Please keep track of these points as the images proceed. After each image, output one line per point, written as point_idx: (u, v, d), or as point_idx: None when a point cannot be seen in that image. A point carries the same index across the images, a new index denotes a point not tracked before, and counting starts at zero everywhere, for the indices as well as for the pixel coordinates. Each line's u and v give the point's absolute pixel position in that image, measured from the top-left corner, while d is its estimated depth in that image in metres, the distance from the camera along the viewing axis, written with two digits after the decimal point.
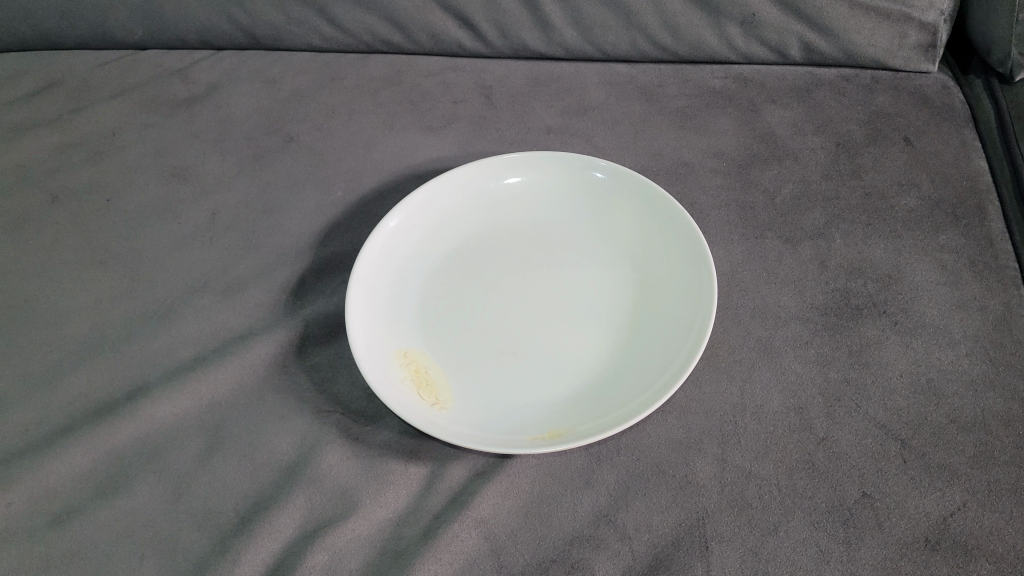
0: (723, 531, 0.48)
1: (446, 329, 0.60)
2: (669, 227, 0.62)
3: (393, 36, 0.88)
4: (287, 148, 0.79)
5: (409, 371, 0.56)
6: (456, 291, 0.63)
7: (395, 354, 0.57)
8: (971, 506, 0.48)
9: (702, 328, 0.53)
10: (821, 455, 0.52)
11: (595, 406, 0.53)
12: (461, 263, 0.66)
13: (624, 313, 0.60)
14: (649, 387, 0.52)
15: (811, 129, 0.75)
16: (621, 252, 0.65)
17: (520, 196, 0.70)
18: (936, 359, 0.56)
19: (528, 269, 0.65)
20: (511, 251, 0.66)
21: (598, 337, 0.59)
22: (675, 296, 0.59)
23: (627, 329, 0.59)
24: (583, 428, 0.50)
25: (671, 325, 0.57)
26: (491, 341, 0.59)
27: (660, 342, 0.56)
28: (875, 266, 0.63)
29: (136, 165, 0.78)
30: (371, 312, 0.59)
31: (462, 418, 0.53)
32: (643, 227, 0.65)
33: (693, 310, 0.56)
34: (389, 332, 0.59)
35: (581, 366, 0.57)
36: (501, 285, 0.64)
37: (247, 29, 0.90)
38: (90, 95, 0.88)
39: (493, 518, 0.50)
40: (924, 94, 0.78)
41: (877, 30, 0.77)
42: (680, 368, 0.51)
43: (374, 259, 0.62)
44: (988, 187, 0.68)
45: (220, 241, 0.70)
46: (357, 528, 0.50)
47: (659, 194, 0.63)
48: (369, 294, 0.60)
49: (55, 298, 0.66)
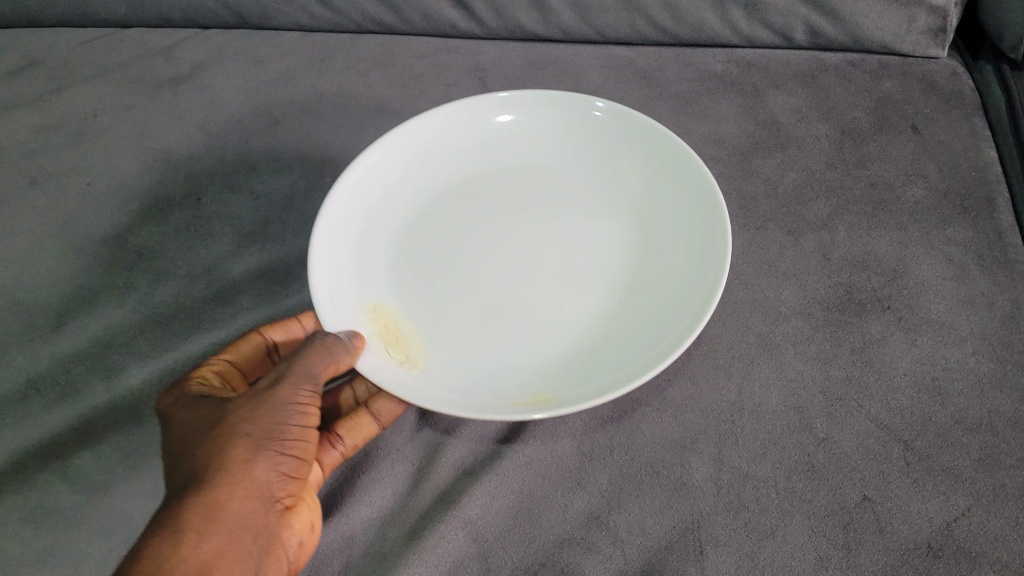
0: (719, 534, 0.47)
1: (427, 281, 0.59)
2: (676, 164, 0.60)
3: (385, 16, 0.85)
4: (275, 131, 0.77)
5: (379, 326, 0.55)
6: (439, 238, 0.62)
7: (366, 305, 0.56)
8: (976, 511, 0.47)
9: (715, 278, 0.50)
10: (821, 456, 0.50)
11: (585, 364, 0.52)
12: (447, 209, 0.64)
13: (620, 265, 0.59)
14: (643, 349, 0.50)
15: (815, 115, 0.73)
16: (619, 202, 0.63)
17: (513, 138, 0.68)
18: (941, 356, 0.54)
19: (518, 216, 0.63)
20: (501, 198, 0.65)
21: (589, 289, 0.57)
22: (678, 245, 0.57)
23: (622, 283, 0.57)
24: (572, 389, 0.48)
25: (673, 278, 0.55)
26: (477, 293, 0.58)
27: (659, 298, 0.54)
28: (881, 259, 0.61)
29: (119, 148, 0.76)
30: (344, 259, 0.57)
31: (432, 377, 0.51)
32: (646, 174, 0.63)
33: (693, 267, 0.53)
34: (361, 281, 0.57)
35: (571, 320, 0.55)
36: (489, 231, 0.62)
37: (235, 7, 0.87)
38: (72, 73, 0.84)
39: (480, 520, 0.49)
40: (933, 79, 0.75)
41: (884, 15, 0.75)
42: (681, 326, 0.48)
43: (348, 199, 0.60)
44: (997, 178, 0.65)
45: (204, 227, 0.68)
46: (340, 529, 0.50)
47: (662, 131, 0.61)
48: (342, 240, 0.58)
49: (31, 285, 0.64)
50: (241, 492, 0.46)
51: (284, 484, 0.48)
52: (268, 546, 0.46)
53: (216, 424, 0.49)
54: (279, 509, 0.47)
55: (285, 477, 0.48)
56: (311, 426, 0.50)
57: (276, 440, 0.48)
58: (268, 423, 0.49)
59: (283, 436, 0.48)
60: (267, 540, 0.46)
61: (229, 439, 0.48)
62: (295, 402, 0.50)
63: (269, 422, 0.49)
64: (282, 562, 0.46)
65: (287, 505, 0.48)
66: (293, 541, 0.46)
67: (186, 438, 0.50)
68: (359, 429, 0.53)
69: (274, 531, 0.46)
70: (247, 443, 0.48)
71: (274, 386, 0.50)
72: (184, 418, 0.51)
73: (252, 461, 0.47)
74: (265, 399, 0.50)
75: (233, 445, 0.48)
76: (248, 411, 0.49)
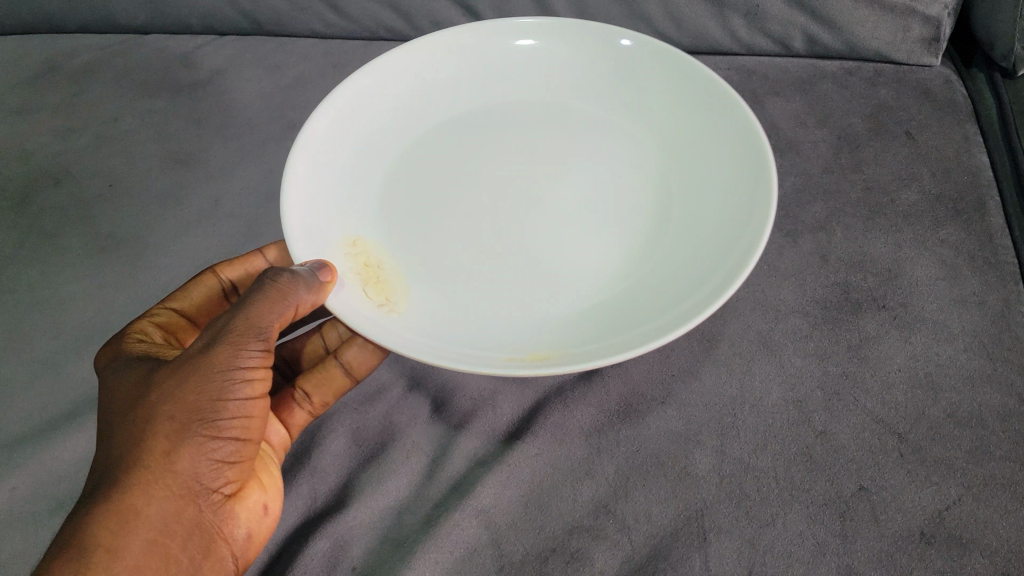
0: (722, 522, 0.49)
1: (422, 228, 0.58)
2: (710, 113, 0.59)
3: (396, 23, 0.88)
4: (290, 134, 0.79)
5: (360, 265, 0.52)
6: (439, 185, 0.62)
7: (347, 240, 0.54)
8: (967, 500, 0.49)
9: (742, 233, 0.48)
10: (818, 448, 0.52)
11: (594, 316, 0.50)
12: (449, 158, 0.64)
13: (634, 220, 0.57)
14: (659, 304, 0.47)
15: (813, 121, 0.76)
16: (638, 161, 0.62)
17: (529, 90, 0.69)
18: (935, 353, 0.57)
19: (527, 170, 0.63)
20: (510, 151, 0.64)
21: (602, 244, 0.56)
22: (698, 198, 0.55)
23: (633, 238, 0.56)
24: (574, 347, 0.45)
25: (694, 232, 0.53)
26: (479, 241, 0.57)
27: (677, 251, 0.52)
28: (877, 260, 0.63)
29: (138, 151, 0.78)
30: (330, 192, 0.55)
31: (412, 321, 0.48)
32: (672, 135, 0.62)
33: (715, 225, 0.51)
34: (346, 216, 0.55)
35: (581, 272, 0.54)
36: (494, 184, 0.62)
37: (250, 14, 0.89)
38: (91, 78, 0.86)
39: (492, 508, 0.51)
40: (927, 87, 0.78)
41: (879, 24, 0.78)
42: (702, 285, 0.46)
43: (341, 131, 0.60)
44: (989, 182, 0.68)
45: (223, 227, 0.71)
46: (358, 516, 0.52)
47: (708, 79, 0.59)
48: (332, 174, 0.57)
49: (57, 284, 0.66)
50: (166, 489, 0.43)
51: (221, 473, 0.45)
52: (206, 546, 0.44)
53: (140, 399, 0.45)
54: (217, 501, 0.45)
55: (221, 466, 0.45)
56: (253, 399, 0.46)
57: (206, 424, 0.44)
58: (197, 402, 0.44)
59: (217, 418, 0.44)
60: (213, 533, 0.44)
61: (151, 421, 0.43)
62: (233, 374, 0.45)
63: (198, 401, 0.44)
64: (230, 554, 0.45)
65: (227, 494, 0.46)
66: (239, 530, 0.46)
67: (113, 405, 0.46)
68: (331, 383, 0.56)
69: (210, 529, 0.44)
70: (170, 428, 0.43)
71: (207, 356, 0.45)
72: (117, 379, 0.48)
73: (177, 454, 0.43)
74: (196, 370, 0.44)
75: (156, 431, 0.43)
76: (175, 384, 0.44)
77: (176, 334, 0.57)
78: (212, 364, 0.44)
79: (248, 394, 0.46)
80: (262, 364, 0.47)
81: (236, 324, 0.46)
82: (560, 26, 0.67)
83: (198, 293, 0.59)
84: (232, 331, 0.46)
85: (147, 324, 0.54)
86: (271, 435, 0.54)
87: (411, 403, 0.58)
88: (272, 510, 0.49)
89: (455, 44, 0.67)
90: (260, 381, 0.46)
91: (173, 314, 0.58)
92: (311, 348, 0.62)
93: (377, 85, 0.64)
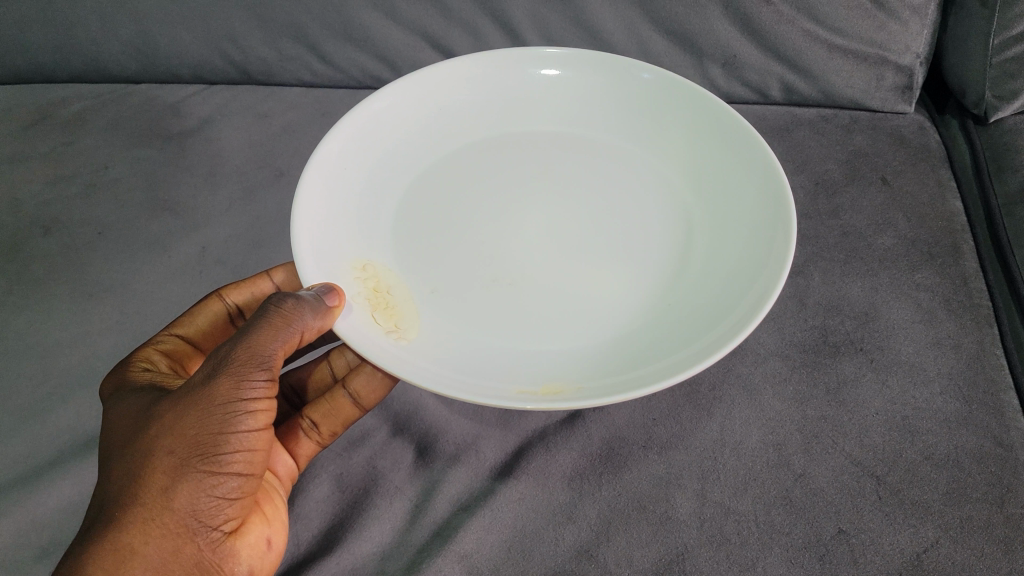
0: (701, 566, 0.50)
1: (432, 253, 0.59)
2: (734, 151, 0.60)
3: (382, 72, 0.89)
4: (277, 182, 0.80)
5: (370, 290, 0.53)
6: (448, 210, 0.63)
7: (358, 262, 0.55)
8: (944, 543, 0.50)
9: (764, 273, 0.48)
10: (798, 491, 0.53)
11: (610, 350, 0.51)
12: (457, 183, 0.65)
13: (645, 252, 0.59)
14: (677, 339, 0.48)
15: (791, 167, 0.77)
16: (648, 193, 0.63)
17: (545, 113, 0.70)
18: (911, 397, 0.58)
19: (535, 198, 0.64)
20: (518, 178, 0.66)
21: (615, 274, 0.57)
22: (721, 237, 0.56)
23: (649, 273, 0.57)
24: (589, 382, 0.46)
25: (716, 269, 0.54)
26: (488, 269, 0.59)
27: (700, 288, 0.53)
28: (852, 303, 0.64)
29: (128, 199, 0.79)
30: (342, 218, 0.56)
31: (421, 350, 0.49)
32: (691, 171, 0.63)
33: (735, 265, 0.52)
34: (358, 243, 0.56)
35: (594, 303, 0.55)
36: (503, 211, 0.63)
37: (240, 64, 0.91)
38: (82, 127, 0.88)
39: (477, 553, 0.52)
40: (902, 134, 0.80)
41: (854, 73, 0.80)
42: (723, 323, 0.47)
43: (354, 152, 0.61)
44: (963, 227, 0.69)
45: (210, 275, 0.72)
46: (341, 562, 0.52)
47: (733, 117, 0.60)
48: (344, 202, 0.58)
49: (44, 332, 0.67)
50: (164, 528, 0.43)
51: (222, 510, 0.45)
52: None
53: (141, 433, 0.45)
54: (217, 539, 0.45)
55: (221, 502, 0.44)
56: (257, 431, 0.46)
57: (206, 459, 0.44)
58: (198, 437, 0.44)
59: (218, 453, 0.44)
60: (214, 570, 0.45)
61: (150, 457, 0.44)
62: (235, 407, 0.45)
63: (199, 435, 0.44)
64: None
65: (228, 530, 0.46)
66: (240, 567, 0.46)
67: (116, 437, 0.47)
68: (341, 412, 0.55)
69: (209, 567, 0.44)
70: (170, 463, 0.44)
71: (211, 389, 0.45)
72: (122, 408, 0.49)
73: (175, 491, 0.43)
74: (198, 403, 0.45)
75: (155, 468, 0.43)
76: (176, 417, 0.44)
77: (182, 361, 0.57)
78: (214, 397, 0.45)
79: (252, 429, 0.45)
80: (266, 395, 0.47)
81: (239, 354, 0.46)
82: (580, 60, 0.68)
83: (204, 319, 0.60)
84: (235, 362, 0.46)
85: (153, 352, 0.55)
86: (279, 466, 0.54)
87: (393, 448, 0.58)
88: (275, 545, 0.49)
89: (478, 71, 0.68)
90: (264, 411, 0.47)
91: (179, 340, 0.59)
92: (318, 376, 0.63)
93: (394, 110, 0.65)
